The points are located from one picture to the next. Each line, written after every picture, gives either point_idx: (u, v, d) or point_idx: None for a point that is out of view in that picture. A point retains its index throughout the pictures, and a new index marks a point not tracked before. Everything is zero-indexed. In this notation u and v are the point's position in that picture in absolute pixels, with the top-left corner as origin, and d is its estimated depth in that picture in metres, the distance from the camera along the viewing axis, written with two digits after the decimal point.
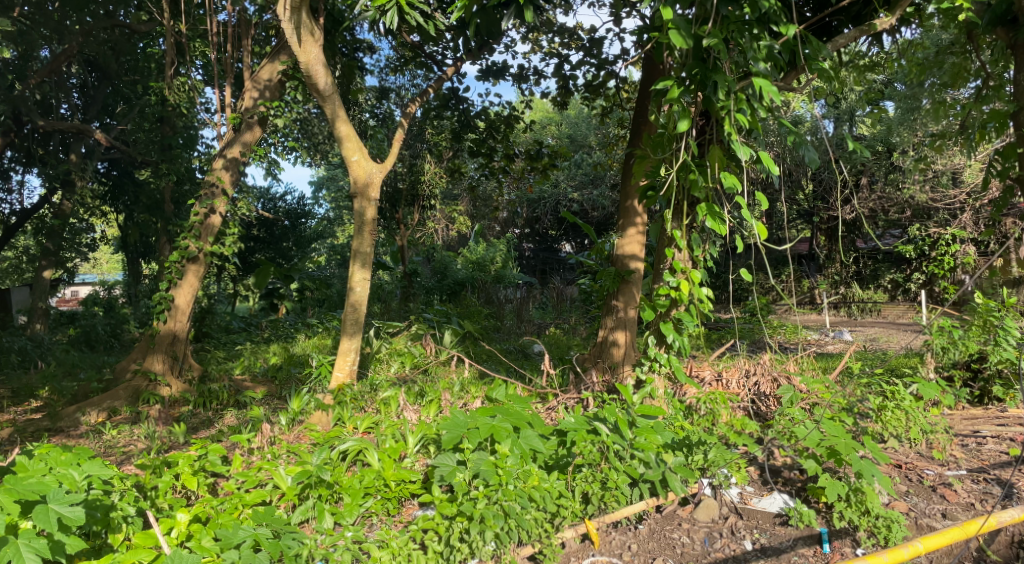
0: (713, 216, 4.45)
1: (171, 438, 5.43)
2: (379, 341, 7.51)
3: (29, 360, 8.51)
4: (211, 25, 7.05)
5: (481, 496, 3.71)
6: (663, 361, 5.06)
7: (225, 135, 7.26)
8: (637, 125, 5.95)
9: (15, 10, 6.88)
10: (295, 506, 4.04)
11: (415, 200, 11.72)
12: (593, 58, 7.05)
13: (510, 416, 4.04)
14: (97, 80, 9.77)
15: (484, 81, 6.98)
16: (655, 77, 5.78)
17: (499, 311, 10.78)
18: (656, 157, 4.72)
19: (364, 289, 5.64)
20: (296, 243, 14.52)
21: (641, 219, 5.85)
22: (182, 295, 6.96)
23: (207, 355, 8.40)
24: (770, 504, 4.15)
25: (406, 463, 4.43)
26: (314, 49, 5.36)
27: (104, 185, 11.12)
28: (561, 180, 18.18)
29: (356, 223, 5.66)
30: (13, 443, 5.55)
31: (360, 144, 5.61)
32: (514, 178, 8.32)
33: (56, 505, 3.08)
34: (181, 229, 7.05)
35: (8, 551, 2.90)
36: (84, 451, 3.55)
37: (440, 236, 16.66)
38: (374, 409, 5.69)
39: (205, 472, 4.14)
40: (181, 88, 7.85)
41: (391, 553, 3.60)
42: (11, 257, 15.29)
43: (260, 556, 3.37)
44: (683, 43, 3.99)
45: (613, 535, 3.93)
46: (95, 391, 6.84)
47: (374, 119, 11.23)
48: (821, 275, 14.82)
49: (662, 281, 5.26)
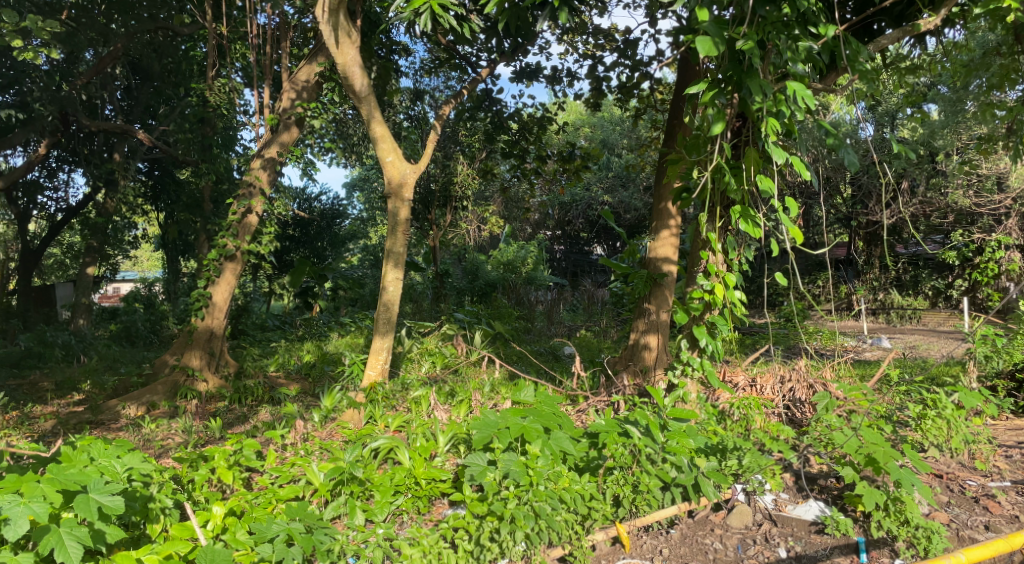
0: (748, 219, 4.40)
1: (207, 432, 5.52)
2: (411, 340, 7.55)
3: (72, 354, 8.71)
4: (251, 27, 7.17)
5: (512, 496, 3.71)
6: (696, 365, 5.01)
7: (263, 136, 7.36)
8: (672, 126, 5.90)
9: (63, 12, 7.06)
10: (327, 502, 4.07)
11: (447, 201, 11.77)
12: (628, 59, 7.02)
13: (541, 417, 4.03)
14: (141, 82, 10.01)
15: (519, 82, 7.01)
16: (691, 78, 5.75)
17: (529, 313, 10.78)
18: (691, 159, 4.68)
19: (396, 288, 5.69)
20: (331, 242, 14.69)
21: (675, 221, 5.79)
22: (220, 291, 7.07)
23: (243, 351, 8.53)
24: (805, 511, 4.10)
25: (436, 462, 4.46)
26: (352, 51, 5.44)
27: (146, 184, 11.37)
28: (592, 183, 18.11)
29: (389, 223, 5.71)
30: (56, 435, 5.69)
31: (395, 144, 5.66)
32: (546, 179, 8.31)
33: (98, 495, 3.15)
34: (219, 227, 7.17)
35: (51, 539, 2.98)
36: (124, 442, 3.65)
37: (471, 237, 16.70)
38: (405, 408, 5.73)
39: (240, 467, 4.23)
40: (221, 89, 7.99)
41: (422, 551, 3.61)
42: (56, 254, 15.73)
43: (294, 550, 3.41)
44: (716, 46, 3.97)
45: (645, 539, 3.91)
46: (135, 385, 7.01)
47: (409, 120, 11.32)
48: (858, 281, 14.55)
49: (695, 284, 5.21)
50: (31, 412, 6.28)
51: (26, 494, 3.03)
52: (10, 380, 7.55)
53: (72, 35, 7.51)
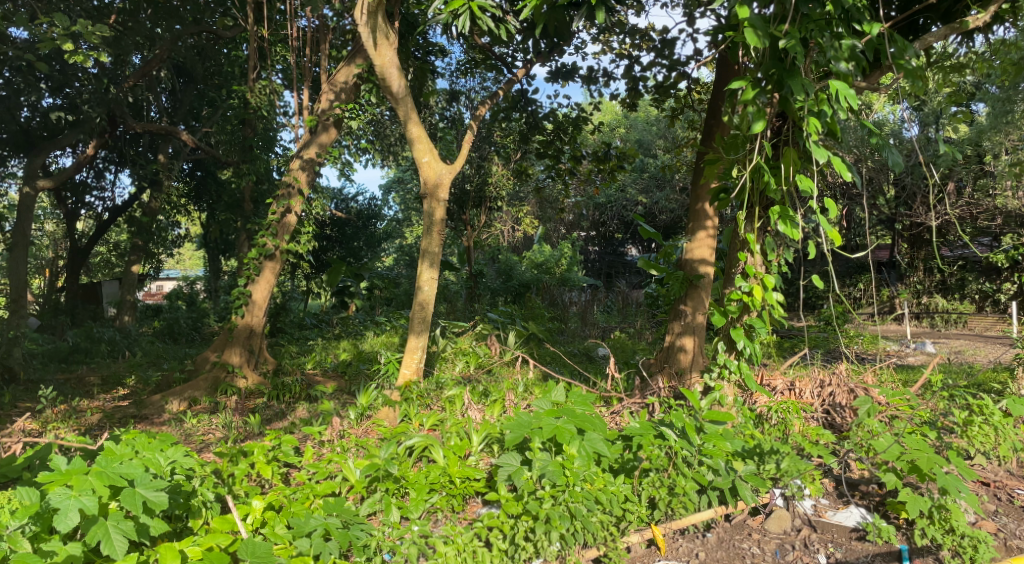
0: (787, 220, 4.34)
1: (247, 427, 5.62)
2: (445, 340, 7.60)
3: (117, 349, 8.93)
4: (292, 30, 7.27)
5: (547, 496, 3.72)
6: (733, 368, 4.95)
7: (302, 137, 7.47)
8: (709, 126, 5.85)
9: (111, 17, 7.25)
10: (363, 499, 4.12)
11: (482, 201, 11.81)
12: (665, 58, 6.97)
13: (575, 418, 4.01)
14: (185, 84, 10.23)
15: (554, 83, 7.01)
16: (729, 77, 5.70)
17: (563, 313, 10.77)
18: (729, 159, 4.65)
19: (431, 288, 5.73)
20: (367, 242, 14.83)
21: (712, 222, 5.74)
22: (259, 290, 7.19)
23: (281, 349, 8.67)
24: (846, 518, 4.03)
25: (470, 461, 4.49)
26: (389, 52, 5.49)
27: (189, 185, 11.63)
28: (628, 184, 18.01)
29: (425, 224, 5.75)
30: (103, 428, 5.84)
31: (431, 145, 5.70)
32: (581, 179, 8.29)
33: (143, 489, 3.24)
34: (259, 226, 7.29)
35: (98, 532, 3.07)
36: (168, 437, 3.76)
37: (505, 237, 16.71)
38: (439, 407, 5.76)
39: (278, 462, 4.32)
40: (262, 91, 8.14)
41: (457, 549, 3.62)
42: (104, 253, 16.18)
43: (331, 544, 3.46)
44: (758, 43, 3.94)
45: (680, 542, 3.88)
46: (177, 380, 7.17)
47: (444, 121, 11.39)
48: (901, 284, 14.23)
49: (733, 286, 5.15)
50: (78, 405, 6.46)
51: (76, 487, 3.12)
52: (59, 374, 7.79)
53: (119, 39, 7.64)
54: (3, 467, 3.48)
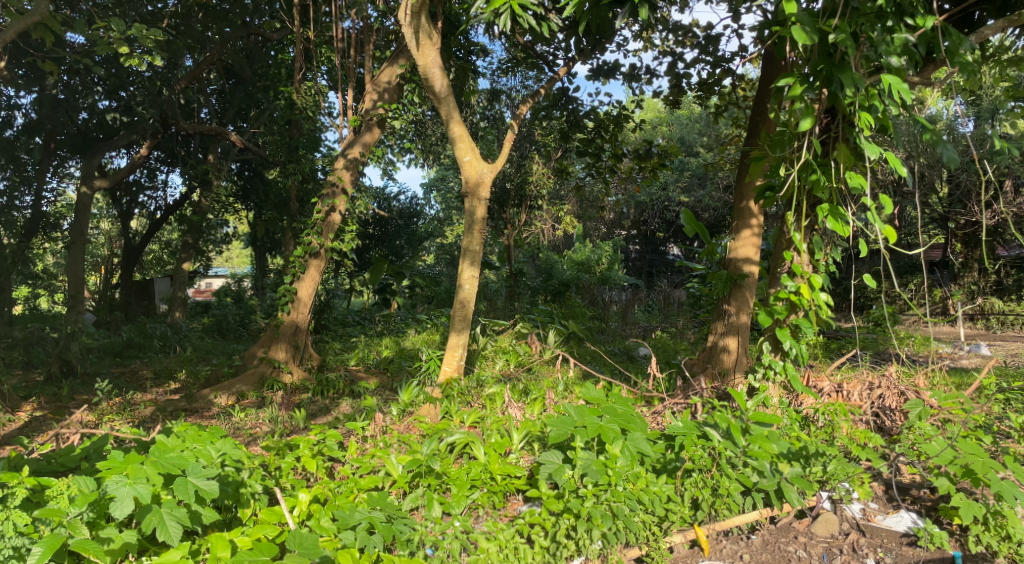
0: (836, 218, 4.26)
1: (292, 422, 5.74)
2: (485, 338, 7.63)
3: (169, 345, 9.20)
4: (337, 31, 7.40)
5: (589, 495, 3.73)
6: (778, 369, 4.88)
7: (347, 137, 7.57)
8: (754, 124, 5.76)
9: (163, 21, 7.45)
10: (405, 494, 4.17)
11: (523, 200, 11.81)
12: (709, 55, 6.89)
13: (618, 417, 4.01)
14: (234, 86, 10.46)
15: (596, 81, 6.98)
16: (776, 73, 5.60)
17: (604, 312, 10.72)
18: (776, 157, 4.59)
19: (472, 287, 5.77)
20: (408, 240, 14.97)
21: (756, 220, 5.65)
22: (305, 287, 7.32)
23: (326, 346, 8.83)
24: (896, 522, 3.95)
25: (511, 459, 4.51)
26: (432, 52, 5.56)
27: (237, 184, 11.90)
28: (669, 182, 17.82)
29: (466, 222, 5.78)
30: (155, 420, 6.02)
31: (473, 144, 5.73)
32: (622, 177, 8.24)
33: (195, 478, 3.33)
34: (305, 225, 7.42)
35: (154, 519, 3.17)
36: (217, 430, 3.87)
37: (546, 236, 16.71)
38: (480, 404, 5.80)
39: (323, 456, 4.39)
40: (308, 91, 8.30)
41: (498, 545, 3.65)
42: (156, 251, 16.67)
43: (375, 538, 3.50)
44: (805, 37, 3.90)
45: (724, 544, 3.84)
46: (226, 375, 7.36)
47: (485, 120, 11.43)
48: (954, 284, 13.80)
49: (778, 287, 5.07)
50: (132, 398, 6.67)
51: (132, 476, 3.23)
52: (114, 367, 8.06)
53: (172, 43, 7.85)
54: (62, 457, 3.62)
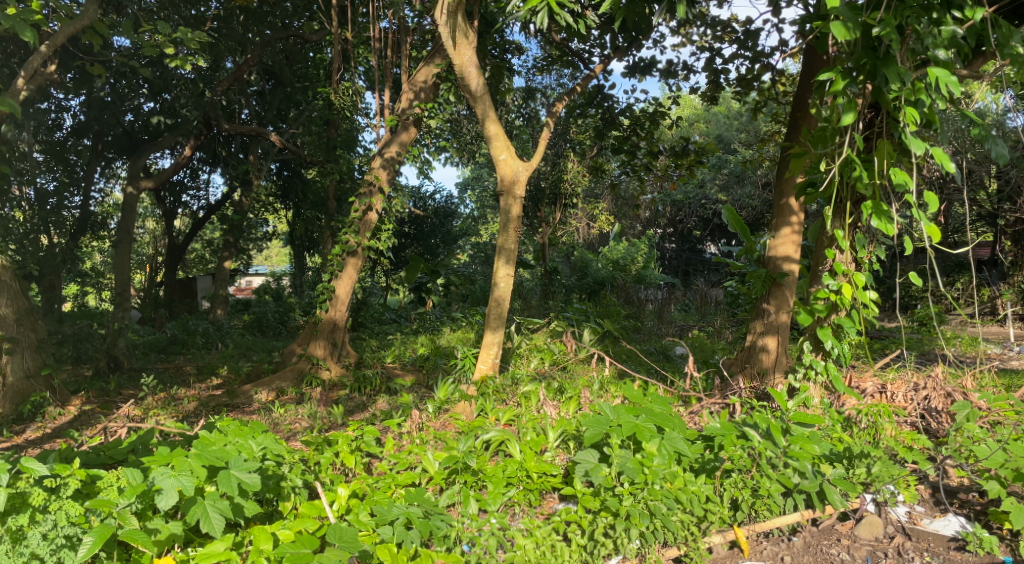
0: (880, 215, 4.17)
1: (330, 417, 5.82)
2: (520, 336, 7.64)
3: (211, 342, 9.38)
4: (374, 32, 7.45)
5: (626, 493, 3.71)
6: (820, 369, 4.79)
7: (383, 137, 7.64)
8: (795, 119, 5.66)
9: (206, 24, 7.58)
10: (442, 490, 4.19)
11: (558, 199, 11.77)
12: (748, 50, 6.79)
13: (654, 416, 3.99)
14: (274, 87, 10.62)
15: (632, 78, 6.94)
16: (817, 67, 5.50)
17: (639, 312, 10.65)
18: (816, 152, 4.52)
19: (507, 285, 5.77)
20: (444, 239, 15.04)
21: (797, 218, 5.55)
22: (342, 285, 7.41)
23: (362, 343, 8.92)
24: (943, 526, 3.85)
25: (546, 457, 4.50)
26: (468, 51, 5.58)
27: (276, 184, 12.09)
28: (706, 180, 17.61)
29: (501, 221, 5.79)
30: (198, 415, 6.16)
31: (509, 143, 5.73)
32: (658, 175, 8.17)
33: (237, 471, 3.40)
34: (343, 224, 7.51)
35: (198, 510, 3.24)
36: (258, 424, 3.94)
37: (581, 234, 16.65)
38: (515, 402, 5.81)
39: (361, 452, 4.44)
40: (346, 92, 8.41)
41: (535, 541, 3.66)
42: (199, 249, 17.06)
43: (413, 533, 3.52)
44: (846, 32, 3.85)
45: (764, 545, 3.79)
46: (266, 371, 7.49)
47: (520, 118, 11.43)
48: (1003, 284, 13.38)
49: (819, 286, 4.98)
50: (176, 394, 6.83)
51: (177, 468, 3.31)
52: (159, 363, 8.26)
53: (214, 46, 7.99)
54: (110, 450, 3.71)
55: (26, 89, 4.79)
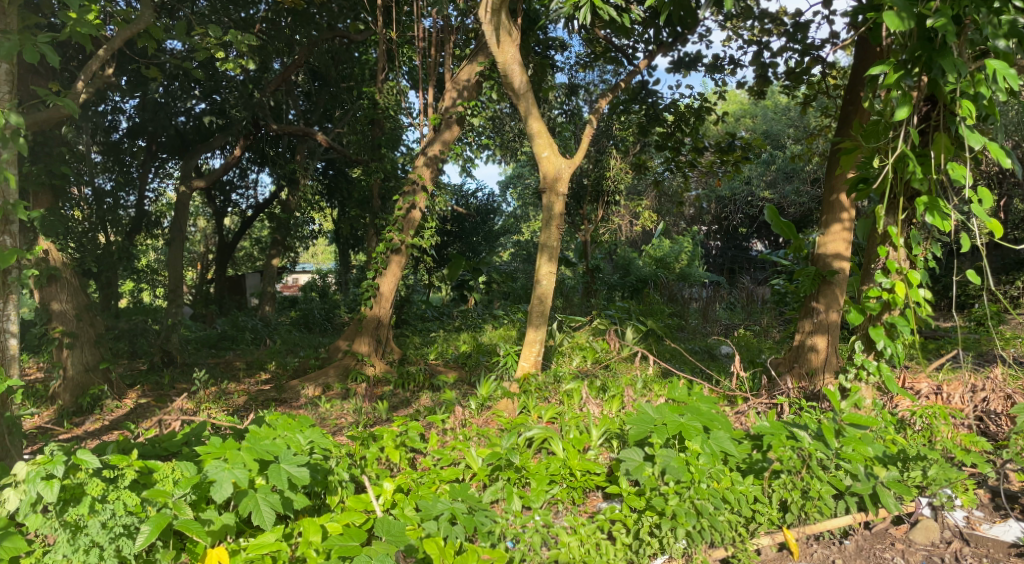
0: (936, 211, 4.06)
1: (375, 413, 5.89)
2: (562, 334, 7.62)
3: (260, 338, 9.56)
4: (418, 30, 7.48)
5: (672, 492, 3.68)
6: (872, 369, 4.64)
7: (427, 135, 7.69)
8: (846, 113, 5.53)
9: (254, 26, 7.71)
10: (485, 486, 4.22)
11: (600, 196, 11.68)
12: (798, 43, 6.66)
13: (700, 416, 3.96)
14: (319, 88, 10.78)
15: (677, 73, 6.86)
16: (871, 59, 5.35)
17: (683, 310, 10.53)
18: (869, 148, 4.41)
19: (549, 282, 5.75)
20: (485, 237, 15.09)
21: (848, 214, 5.42)
22: (386, 283, 7.48)
23: (406, 340, 9.02)
24: (1004, 532, 3.73)
25: (590, 455, 4.48)
26: (511, 49, 5.57)
27: (322, 183, 12.28)
28: (753, 176, 17.29)
29: (544, 218, 5.77)
30: (248, 409, 6.29)
31: (551, 140, 5.71)
32: (703, 172, 8.06)
33: (287, 465, 3.47)
34: (387, 222, 7.59)
35: (249, 502, 3.31)
36: (306, 419, 4.01)
37: (624, 232, 16.52)
38: (557, 400, 5.79)
39: (405, 447, 4.49)
40: (390, 91, 8.56)
41: (579, 539, 3.65)
42: (248, 247, 17.44)
43: (457, 529, 3.54)
44: (900, 23, 3.77)
45: (815, 548, 3.71)
46: (313, 366, 7.63)
47: (563, 116, 11.39)
48: None
49: (871, 284, 4.86)
50: (227, 388, 7.00)
51: (230, 461, 3.39)
52: (210, 358, 8.47)
53: (264, 47, 8.15)
54: (165, 442, 3.81)
55: (90, 92, 4.94)
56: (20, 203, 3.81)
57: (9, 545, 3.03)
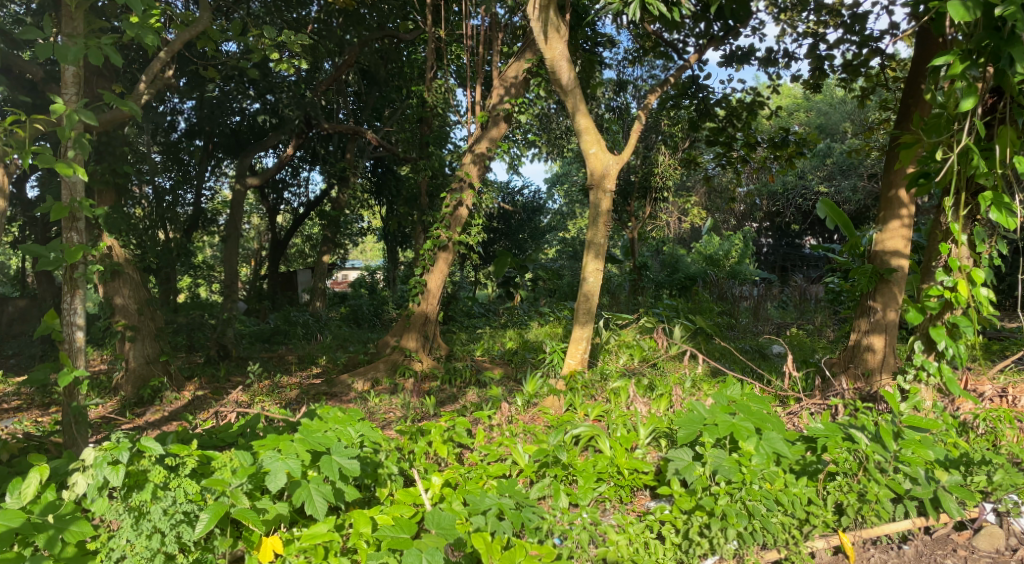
0: (1000, 207, 3.93)
1: (422, 408, 5.94)
2: (609, 332, 7.57)
3: (311, 333, 9.75)
4: (467, 29, 7.45)
5: (724, 493, 3.63)
6: (932, 370, 4.48)
7: (475, 133, 7.71)
8: (906, 106, 5.35)
9: (307, 27, 7.85)
10: (532, 483, 4.22)
11: (648, 193, 11.55)
12: (855, 34, 6.48)
13: (752, 416, 3.88)
14: (369, 87, 10.92)
15: (728, 67, 6.75)
16: (933, 50, 5.18)
17: (733, 309, 10.37)
18: (930, 142, 4.28)
19: (596, 280, 5.73)
20: (532, 234, 15.09)
21: (907, 210, 5.26)
22: (433, 279, 7.55)
23: (453, 336, 9.09)
24: None
25: (637, 454, 4.42)
26: (559, 45, 5.55)
27: (371, 181, 12.45)
28: (806, 171, 16.87)
29: (591, 215, 5.74)
30: (300, 402, 6.43)
31: (599, 136, 5.68)
32: (755, 168, 7.91)
33: (338, 457, 3.52)
34: (434, 219, 7.65)
35: (302, 493, 3.37)
36: (356, 412, 4.06)
37: (672, 229, 16.32)
38: (605, 398, 5.76)
39: (453, 442, 4.52)
40: (438, 89, 8.60)
41: (628, 538, 3.63)
42: (298, 243, 17.78)
43: (505, 524, 3.54)
44: (965, 13, 3.66)
45: (872, 552, 3.61)
46: (362, 361, 7.75)
47: (610, 112, 11.30)
48: None
49: (932, 282, 4.71)
50: (280, 381, 7.16)
51: (284, 451, 3.46)
52: (263, 352, 8.67)
53: (316, 48, 8.30)
54: (221, 433, 3.92)
55: (152, 94, 5.08)
56: (87, 201, 3.96)
57: (76, 529, 3.12)
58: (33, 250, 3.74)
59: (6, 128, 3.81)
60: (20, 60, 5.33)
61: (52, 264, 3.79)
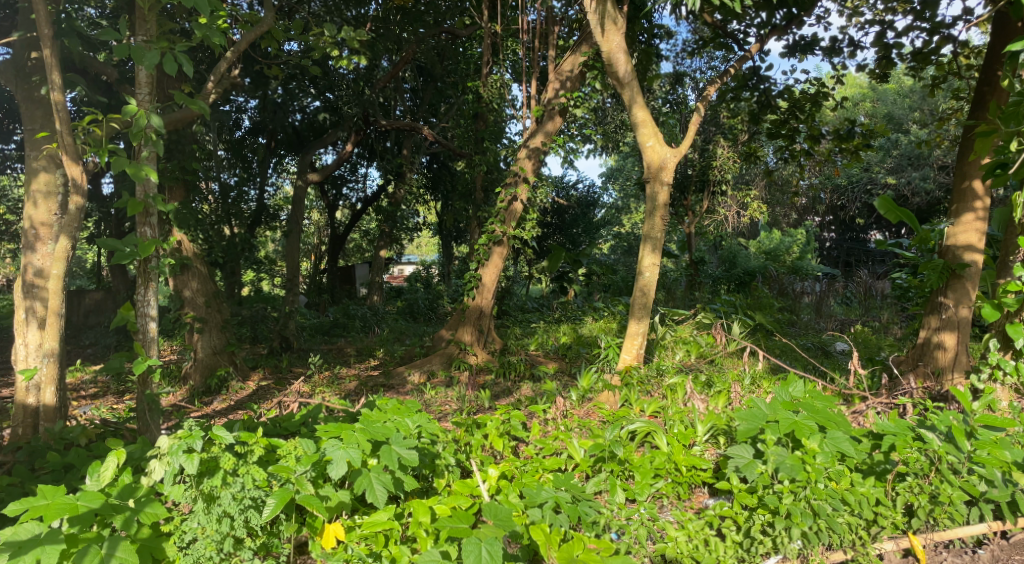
0: None
1: (478, 401, 5.99)
2: (665, 328, 7.48)
3: (368, 326, 9.93)
4: (522, 24, 7.41)
5: (787, 491, 3.55)
6: (1009, 370, 4.29)
7: (529, 128, 7.71)
8: (981, 93, 5.14)
9: (365, 25, 7.97)
10: (588, 477, 4.20)
11: (706, 186, 11.34)
12: (925, 21, 6.24)
13: (816, 414, 3.78)
14: (425, 84, 11.01)
15: (791, 57, 6.58)
16: (1010, 36, 4.95)
17: (794, 305, 10.13)
18: (1007, 132, 4.10)
19: (652, 274, 5.66)
20: (586, 228, 15.01)
21: (981, 203, 5.05)
22: (488, 274, 7.57)
23: (508, 330, 9.11)
24: None
25: (695, 451, 4.36)
26: (616, 37, 5.48)
27: (427, 177, 12.56)
28: (873, 163, 16.31)
29: (647, 209, 5.68)
30: (359, 394, 6.57)
31: (656, 129, 5.62)
32: (819, 161, 7.69)
33: (398, 446, 3.58)
34: (490, 213, 7.65)
35: (364, 481, 3.44)
36: (413, 403, 4.11)
37: (731, 223, 16.00)
38: (661, 393, 5.70)
39: (509, 435, 4.55)
40: (494, 84, 8.61)
41: (687, 534, 3.59)
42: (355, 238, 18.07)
43: (562, 517, 3.54)
44: None
45: (945, 556, 3.52)
46: (418, 354, 7.85)
47: (667, 105, 11.14)
48: None
49: (1009, 277, 4.53)
50: (339, 372, 7.32)
51: (345, 440, 3.52)
52: (323, 344, 8.88)
53: (374, 45, 8.42)
54: (285, 422, 4.04)
55: (219, 92, 5.20)
56: (159, 197, 4.12)
57: (151, 511, 3.24)
58: (110, 244, 3.90)
59: (86, 127, 3.99)
60: (97, 62, 5.65)
61: (127, 257, 3.93)
